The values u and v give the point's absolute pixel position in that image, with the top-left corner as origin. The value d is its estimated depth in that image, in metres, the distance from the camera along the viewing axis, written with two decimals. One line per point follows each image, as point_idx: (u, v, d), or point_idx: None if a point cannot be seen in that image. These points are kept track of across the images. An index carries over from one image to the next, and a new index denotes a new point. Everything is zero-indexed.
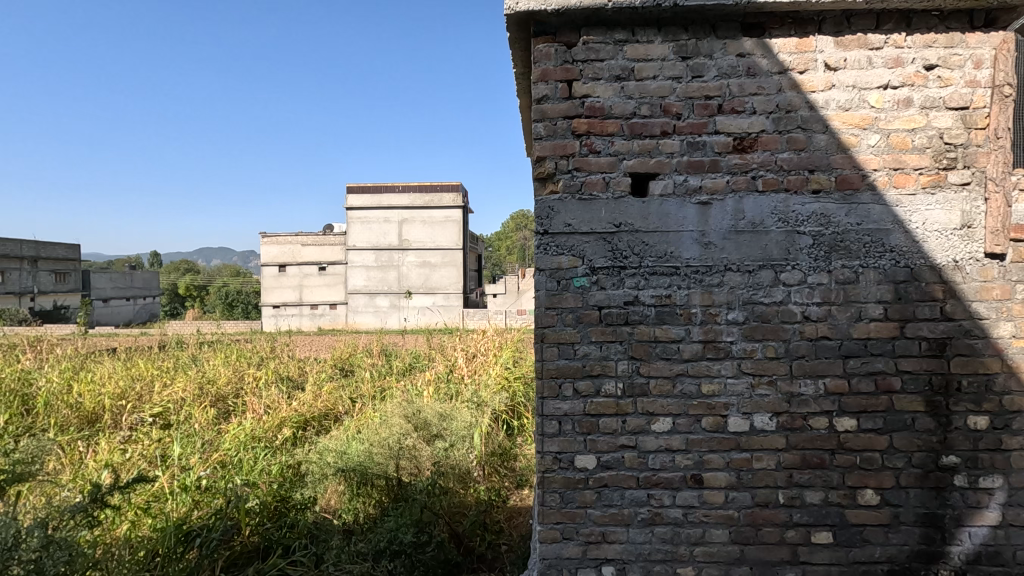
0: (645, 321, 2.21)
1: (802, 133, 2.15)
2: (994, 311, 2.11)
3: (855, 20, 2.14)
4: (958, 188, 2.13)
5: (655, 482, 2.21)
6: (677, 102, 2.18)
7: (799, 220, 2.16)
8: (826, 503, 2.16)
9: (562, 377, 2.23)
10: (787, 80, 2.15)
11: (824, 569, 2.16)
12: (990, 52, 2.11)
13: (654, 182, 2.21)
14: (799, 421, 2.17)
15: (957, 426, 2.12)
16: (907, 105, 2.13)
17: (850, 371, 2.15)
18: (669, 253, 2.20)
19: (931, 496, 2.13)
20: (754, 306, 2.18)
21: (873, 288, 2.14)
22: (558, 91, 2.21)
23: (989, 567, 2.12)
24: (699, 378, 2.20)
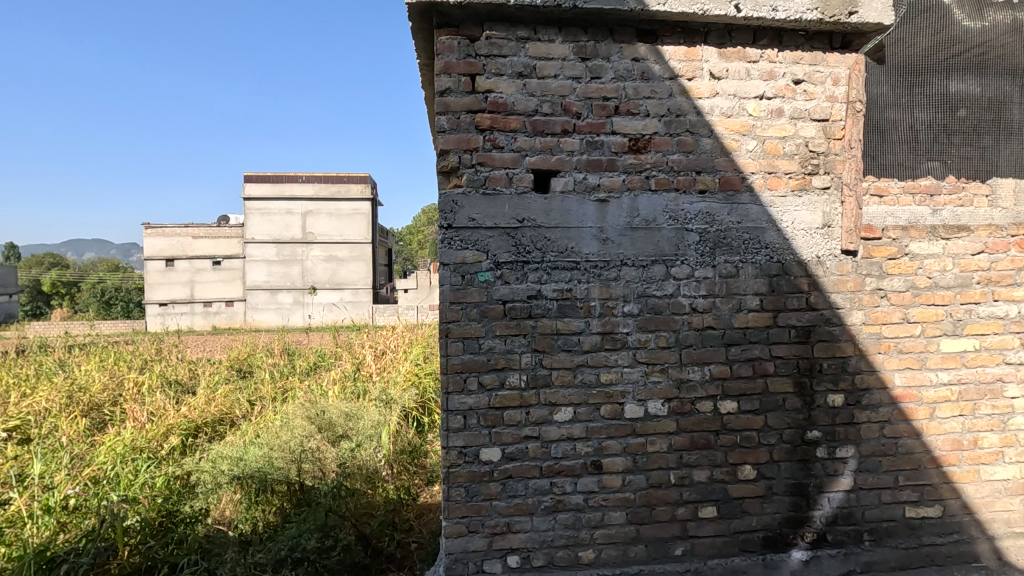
0: (547, 314, 2.27)
1: (690, 136, 2.30)
2: (848, 301, 2.38)
3: (735, 35, 2.32)
4: (820, 191, 2.38)
5: (557, 470, 2.29)
6: (576, 101, 2.25)
7: (688, 219, 2.31)
8: (712, 481, 2.35)
9: (467, 372, 2.23)
10: (677, 86, 2.29)
11: (710, 541, 2.34)
12: (847, 71, 2.37)
13: (555, 179, 2.27)
14: (687, 406, 2.33)
15: (819, 404, 2.37)
16: (779, 115, 2.34)
17: (731, 358, 2.34)
18: (570, 248, 2.28)
19: (798, 467, 2.37)
20: (647, 299, 2.31)
21: (751, 281, 2.34)
22: (461, 84, 2.20)
23: (844, 527, 2.40)
24: (597, 368, 2.29)
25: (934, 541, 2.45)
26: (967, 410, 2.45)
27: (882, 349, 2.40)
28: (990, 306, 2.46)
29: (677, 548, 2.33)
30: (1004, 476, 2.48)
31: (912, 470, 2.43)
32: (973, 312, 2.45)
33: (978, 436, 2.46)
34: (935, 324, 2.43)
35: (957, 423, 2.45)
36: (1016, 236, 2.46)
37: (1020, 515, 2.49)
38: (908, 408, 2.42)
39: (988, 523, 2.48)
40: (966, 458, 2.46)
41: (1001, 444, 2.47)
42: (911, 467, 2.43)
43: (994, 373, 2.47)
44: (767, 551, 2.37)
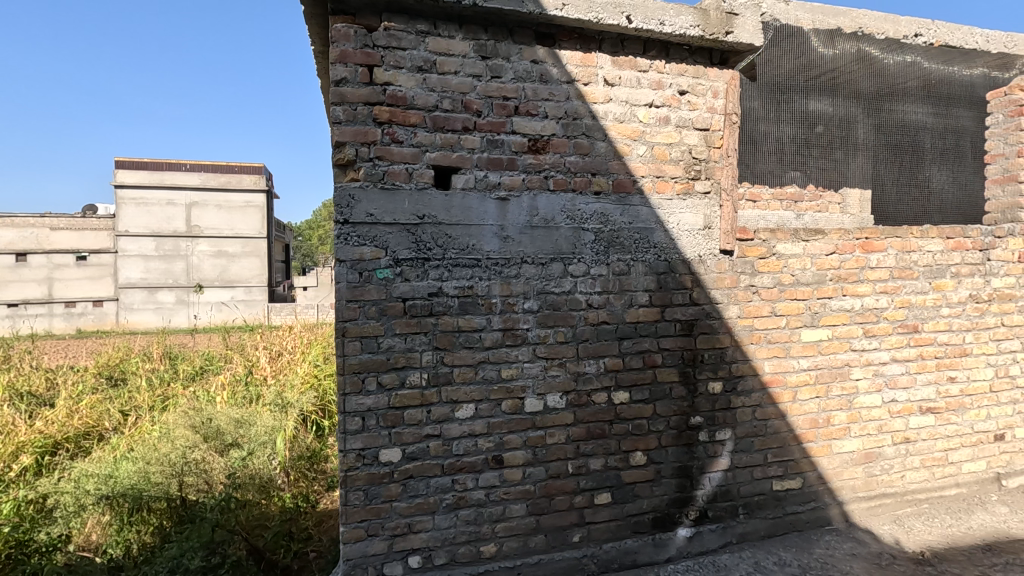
0: (449, 312, 2.26)
1: (586, 139, 2.39)
2: (726, 296, 2.60)
3: (627, 44, 2.44)
4: (702, 195, 2.58)
5: (459, 468, 2.29)
6: (477, 99, 2.26)
7: (584, 218, 2.41)
8: (607, 468, 2.46)
9: (365, 372, 2.17)
10: (574, 90, 2.37)
11: (605, 525, 2.46)
12: (725, 85, 2.58)
13: (456, 176, 2.26)
14: (584, 398, 2.42)
15: (701, 392, 2.58)
16: (666, 123, 2.50)
17: (624, 351, 2.47)
18: (471, 245, 2.28)
19: (683, 451, 2.56)
20: (546, 295, 2.37)
21: (641, 278, 2.49)
22: (358, 75, 2.13)
23: (722, 503, 2.62)
24: (499, 365, 2.32)
25: (796, 510, 2.75)
26: (822, 392, 2.78)
27: (753, 340, 2.65)
28: (841, 300, 2.80)
29: (574, 535, 2.43)
30: (850, 448, 2.84)
31: (778, 448, 2.71)
32: (827, 305, 2.77)
33: (831, 415, 2.80)
34: (797, 316, 2.72)
35: (814, 404, 2.76)
36: (860, 239, 2.82)
37: (863, 482, 2.87)
38: (776, 392, 2.69)
39: (839, 490, 2.82)
40: (821, 435, 2.78)
41: (848, 421, 2.83)
42: (777, 445, 2.70)
43: (844, 359, 2.81)
44: (656, 531, 2.53)
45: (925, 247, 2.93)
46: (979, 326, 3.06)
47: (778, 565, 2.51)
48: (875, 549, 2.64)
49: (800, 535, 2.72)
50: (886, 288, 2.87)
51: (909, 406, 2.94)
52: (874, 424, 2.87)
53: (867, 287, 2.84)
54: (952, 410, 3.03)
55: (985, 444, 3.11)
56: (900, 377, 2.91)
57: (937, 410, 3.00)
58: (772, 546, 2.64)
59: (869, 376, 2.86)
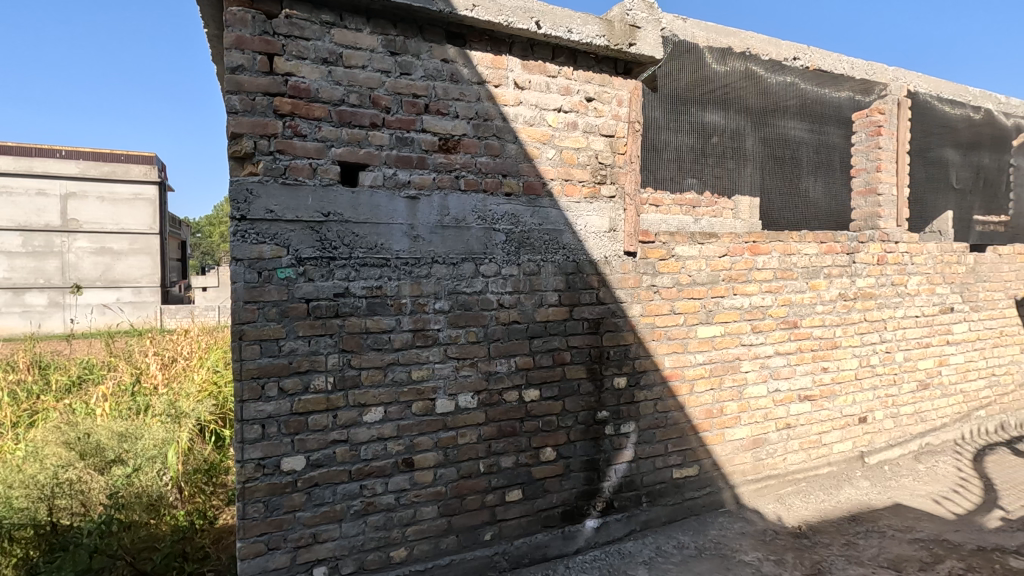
0: (356, 313, 2.19)
1: (496, 141, 2.41)
2: (630, 295, 2.73)
3: (537, 49, 2.49)
4: (608, 199, 2.68)
5: (367, 472, 2.23)
6: (386, 95, 2.21)
7: (495, 219, 2.43)
8: (517, 465, 2.50)
9: (265, 377, 2.06)
10: (484, 91, 2.38)
11: (516, 522, 2.50)
12: (628, 94, 2.71)
13: (363, 173, 2.20)
14: (495, 397, 2.45)
15: (607, 387, 2.69)
16: (574, 128, 2.58)
17: (534, 350, 2.52)
18: (379, 245, 2.23)
19: (591, 445, 2.66)
20: (457, 295, 2.37)
21: (550, 279, 2.55)
22: (256, 63, 2.01)
23: (627, 493, 2.75)
24: (409, 366, 2.28)
25: (693, 495, 2.94)
26: (716, 384, 2.99)
27: (655, 337, 2.80)
28: (732, 299, 3.03)
29: (486, 533, 2.44)
30: (740, 436, 3.08)
31: (677, 438, 2.88)
32: (720, 303, 2.99)
33: (724, 405, 3.02)
34: (694, 314, 2.91)
35: (709, 396, 2.97)
36: (749, 242, 3.06)
37: (751, 466, 3.12)
38: (675, 385, 2.86)
39: (731, 475, 3.05)
40: (716, 424, 2.99)
41: (739, 410, 3.06)
42: (676, 435, 2.88)
43: (735, 353, 3.04)
44: (565, 524, 2.60)
45: (803, 250, 3.24)
46: (846, 321, 3.44)
47: (677, 548, 2.67)
48: (761, 526, 2.88)
49: (697, 519, 2.91)
50: (771, 288, 3.14)
51: (790, 395, 3.24)
52: (760, 412, 3.14)
53: (754, 286, 3.09)
54: (825, 397, 3.37)
55: (852, 426, 3.49)
56: (782, 369, 3.20)
57: (813, 397, 3.32)
58: (672, 530, 2.81)
59: (757, 368, 3.11)
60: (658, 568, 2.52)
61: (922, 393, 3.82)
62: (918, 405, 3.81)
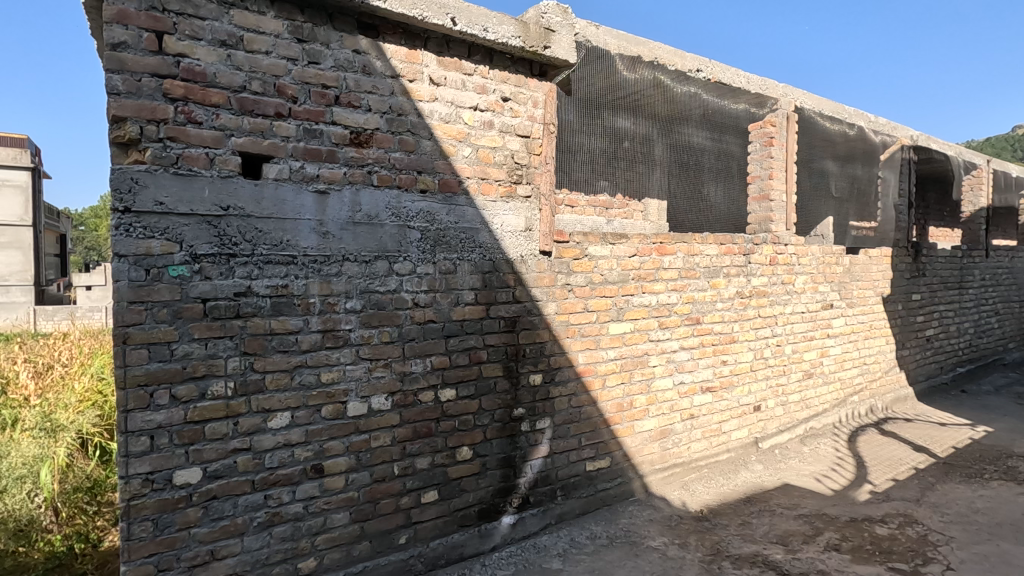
0: (259, 313, 2.07)
1: (411, 136, 2.37)
2: (545, 294, 2.78)
3: (453, 46, 2.47)
4: (524, 199, 2.70)
5: (272, 482, 2.11)
6: (292, 84, 2.10)
7: (409, 216, 2.38)
8: (433, 466, 2.47)
9: (154, 384, 1.89)
10: (398, 85, 2.33)
11: (432, 523, 2.47)
12: (543, 96, 2.75)
13: (267, 165, 2.08)
14: (410, 397, 2.40)
15: (523, 384, 2.72)
16: (490, 127, 2.59)
17: (450, 349, 2.50)
18: (285, 241, 2.12)
19: (507, 442, 2.68)
20: (370, 294, 2.30)
21: (467, 277, 2.54)
22: (142, 41, 1.84)
23: (542, 488, 2.80)
24: (318, 368, 2.19)
25: (605, 486, 3.05)
26: (627, 378, 3.12)
27: (569, 334, 2.87)
28: (641, 297, 3.17)
29: (400, 537, 2.39)
30: (649, 427, 3.23)
31: (590, 432, 2.97)
32: (630, 301, 3.12)
33: (634, 398, 3.15)
34: (606, 312, 3.02)
35: (620, 390, 3.09)
36: (656, 243, 3.22)
37: (659, 456, 3.28)
38: (588, 380, 2.95)
39: (640, 465, 3.20)
40: (626, 417, 3.12)
41: (647, 403, 3.21)
42: (590, 429, 2.97)
43: (643, 348, 3.19)
44: (481, 522, 2.61)
45: (704, 251, 3.45)
46: (743, 317, 3.71)
47: (590, 538, 2.76)
48: (667, 512, 3.04)
49: (609, 509, 3.02)
50: (676, 286, 3.33)
51: (694, 387, 3.44)
52: (667, 404, 3.31)
53: (662, 285, 3.26)
54: (724, 387, 3.62)
55: (748, 414, 3.77)
56: (687, 362, 3.40)
57: (713, 388, 3.55)
58: (585, 521, 2.90)
59: (664, 362, 3.28)
60: (572, 559, 2.59)
61: (806, 381, 4.20)
62: (804, 393, 4.18)
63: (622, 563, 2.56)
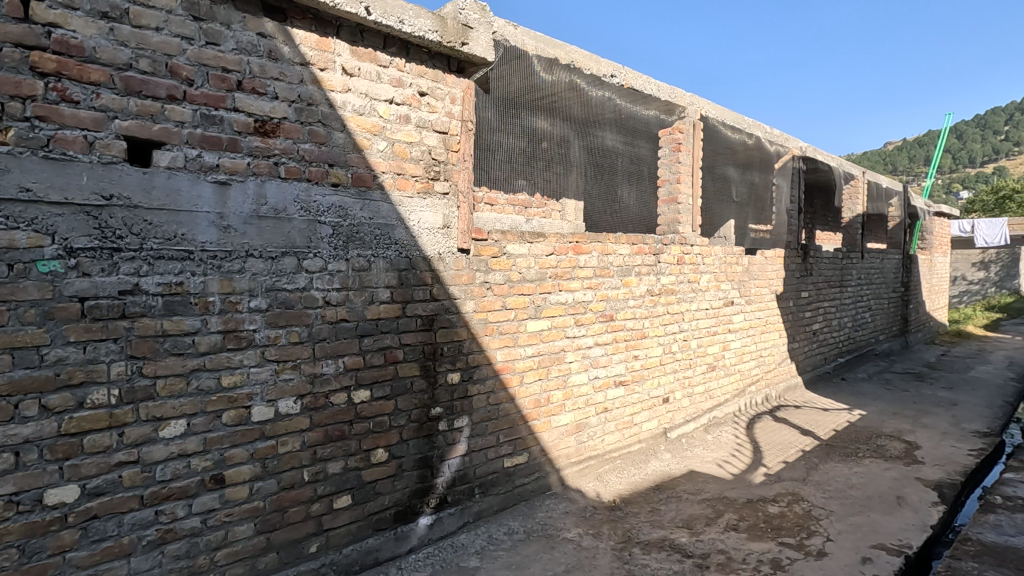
0: (149, 313, 1.90)
1: (322, 127, 2.27)
2: (464, 292, 2.77)
3: (367, 36, 2.39)
4: (442, 195, 2.67)
5: (165, 496, 1.95)
6: (187, 65, 1.95)
7: (320, 211, 2.28)
8: (346, 470, 2.39)
9: (20, 394, 1.68)
10: (308, 73, 2.22)
11: (345, 529, 2.38)
12: (461, 93, 2.73)
13: (158, 152, 1.91)
14: (321, 400, 2.30)
15: (441, 383, 2.69)
16: (407, 121, 2.53)
17: (365, 349, 2.43)
18: (180, 235, 1.95)
19: (424, 442, 2.64)
20: (277, 292, 2.17)
21: (382, 275, 2.47)
22: (3, 6, 1.63)
23: (461, 487, 2.79)
24: (218, 371, 2.04)
25: (523, 482, 3.08)
26: (544, 374, 3.17)
27: (487, 332, 2.88)
28: (558, 295, 3.24)
29: (311, 545, 2.29)
30: (565, 422, 3.31)
31: (508, 428, 3.00)
32: (548, 299, 3.18)
33: (551, 394, 3.22)
34: (523, 309, 3.05)
35: (538, 386, 3.14)
36: (572, 242, 3.31)
37: (574, 449, 3.37)
38: (506, 377, 2.98)
39: (556, 459, 3.27)
40: (543, 412, 3.18)
41: (563, 399, 3.29)
42: (508, 425, 2.99)
43: (560, 345, 3.26)
44: (397, 525, 2.55)
45: (618, 251, 3.59)
46: (653, 314, 3.89)
47: (508, 534, 2.79)
48: (582, 504, 3.13)
49: (526, 503, 3.06)
50: (591, 284, 3.43)
51: (608, 381, 3.57)
52: (582, 398, 3.41)
53: (577, 283, 3.35)
54: (636, 381, 3.78)
55: (657, 406, 3.97)
56: (601, 358, 3.51)
57: (626, 382, 3.70)
58: (503, 517, 2.92)
59: (579, 358, 3.37)
60: (489, 555, 2.60)
61: (710, 373, 4.49)
62: (707, 384, 4.46)
63: (538, 556, 2.60)
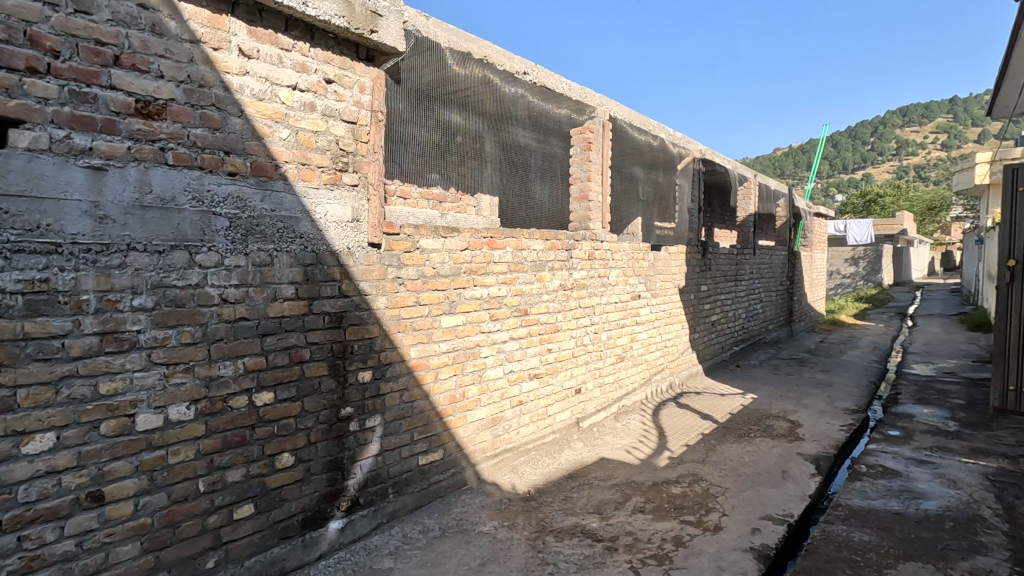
0: (7, 314, 1.67)
1: (216, 112, 2.11)
2: (374, 287, 2.69)
3: (266, 16, 2.25)
4: (350, 187, 2.57)
5: (29, 520, 1.73)
6: (51, 35, 1.73)
7: (215, 201, 2.12)
8: (248, 477, 2.25)
9: None
10: (199, 52, 2.05)
11: (246, 541, 2.24)
12: (371, 82, 2.65)
13: (15, 131, 1.69)
14: (218, 404, 2.15)
15: (351, 382, 2.61)
16: (312, 109, 2.41)
17: (267, 349, 2.29)
18: (45, 226, 1.74)
19: (333, 444, 2.54)
20: (164, 290, 1.99)
21: (286, 270, 2.34)
22: None
23: (373, 487, 2.72)
24: (94, 378, 1.84)
25: (438, 479, 3.06)
26: (459, 370, 3.16)
27: (400, 328, 2.82)
28: (472, 290, 3.24)
29: (208, 560, 2.13)
30: (480, 416, 3.32)
31: (423, 426, 2.96)
32: (462, 294, 3.17)
33: (466, 389, 3.21)
34: (437, 305, 3.02)
35: (452, 382, 3.12)
36: (486, 237, 3.32)
37: (490, 443, 3.40)
38: (420, 374, 2.93)
39: (472, 454, 3.27)
40: (458, 408, 3.17)
41: (479, 393, 3.30)
42: (422, 423, 2.96)
43: (475, 340, 3.26)
44: (305, 531, 2.44)
45: (531, 246, 3.65)
46: (565, 308, 4.00)
47: (422, 532, 2.76)
48: (497, 497, 3.16)
49: (441, 500, 3.05)
50: (506, 280, 3.46)
51: (522, 374, 3.62)
52: (498, 392, 3.44)
53: (492, 278, 3.36)
54: (550, 373, 3.88)
55: (570, 397, 4.09)
56: (516, 352, 3.56)
57: (540, 374, 3.78)
58: (418, 516, 2.88)
59: (494, 353, 3.39)
60: (404, 555, 2.56)
61: (619, 364, 4.69)
62: (617, 374, 4.67)
63: (453, 552, 2.60)
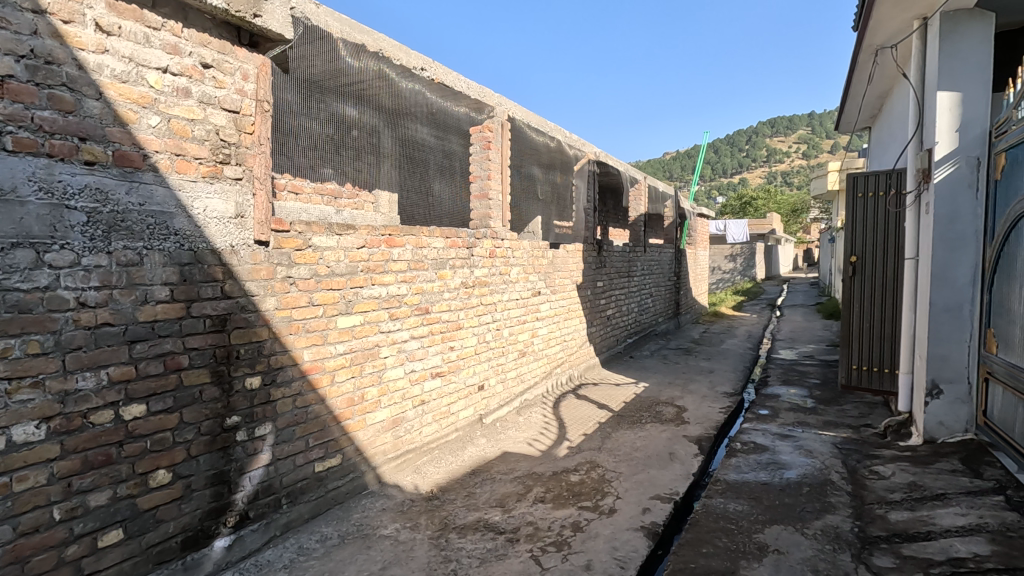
0: None
1: (68, 93, 1.88)
2: (262, 288, 2.53)
3: None
4: (232, 181, 2.40)
5: None
6: None
7: (68, 193, 1.89)
8: (115, 500, 2.03)
9: None
10: (45, 25, 1.82)
11: (114, 570, 2.02)
12: (255, 69, 2.49)
13: None
14: (76, 421, 1.92)
15: (237, 389, 2.44)
16: (186, 95, 2.22)
17: (136, 357, 2.08)
18: None
19: (217, 456, 2.36)
20: (4, 293, 1.74)
21: (158, 271, 2.14)
22: None
23: (265, 499, 2.57)
24: None
25: (336, 484, 2.96)
26: (357, 371, 3.07)
27: (292, 330, 2.68)
28: (370, 289, 3.15)
29: None
30: (381, 418, 3.25)
31: (319, 431, 2.84)
32: (359, 293, 3.07)
33: (365, 391, 3.13)
34: (332, 305, 2.90)
35: (350, 384, 3.03)
36: (385, 235, 3.24)
37: (391, 444, 3.33)
38: (314, 378, 2.81)
39: (373, 456, 3.20)
40: (357, 411, 3.08)
41: (378, 395, 3.22)
42: (318, 428, 2.83)
43: (374, 340, 3.19)
44: (186, 553, 2.25)
45: (431, 244, 3.63)
46: (467, 306, 4.02)
47: (320, 541, 2.65)
48: (399, 499, 3.11)
49: (340, 507, 2.95)
50: (405, 278, 3.41)
51: (424, 373, 3.59)
52: (399, 392, 3.39)
53: (391, 277, 3.30)
54: (452, 371, 3.88)
55: (473, 394, 4.12)
56: (417, 351, 3.52)
57: (442, 373, 3.77)
58: (315, 525, 2.77)
59: (394, 353, 3.33)
60: (300, 567, 2.44)
61: (521, 359, 4.80)
62: (519, 369, 4.78)
63: (353, 559, 2.52)
